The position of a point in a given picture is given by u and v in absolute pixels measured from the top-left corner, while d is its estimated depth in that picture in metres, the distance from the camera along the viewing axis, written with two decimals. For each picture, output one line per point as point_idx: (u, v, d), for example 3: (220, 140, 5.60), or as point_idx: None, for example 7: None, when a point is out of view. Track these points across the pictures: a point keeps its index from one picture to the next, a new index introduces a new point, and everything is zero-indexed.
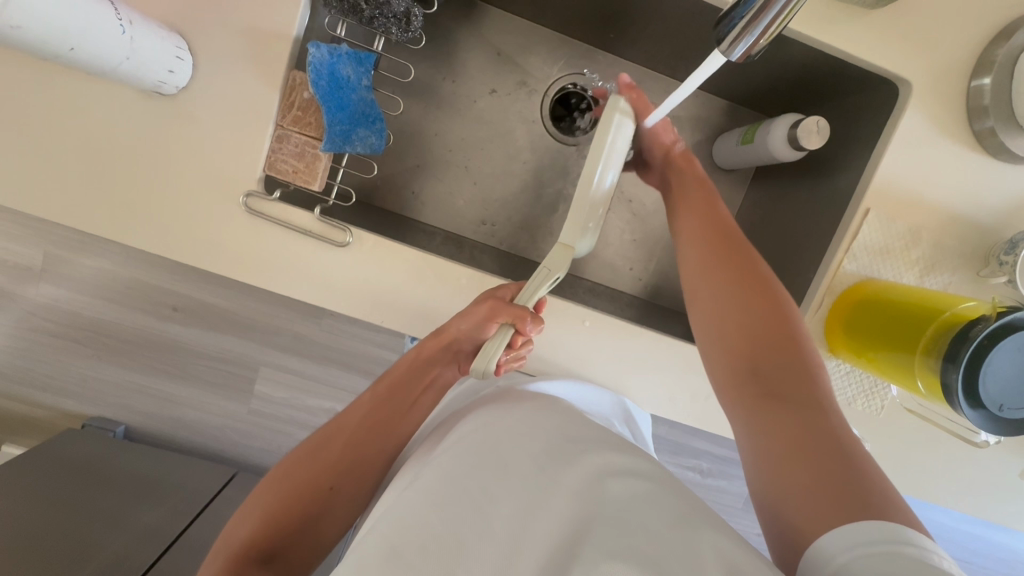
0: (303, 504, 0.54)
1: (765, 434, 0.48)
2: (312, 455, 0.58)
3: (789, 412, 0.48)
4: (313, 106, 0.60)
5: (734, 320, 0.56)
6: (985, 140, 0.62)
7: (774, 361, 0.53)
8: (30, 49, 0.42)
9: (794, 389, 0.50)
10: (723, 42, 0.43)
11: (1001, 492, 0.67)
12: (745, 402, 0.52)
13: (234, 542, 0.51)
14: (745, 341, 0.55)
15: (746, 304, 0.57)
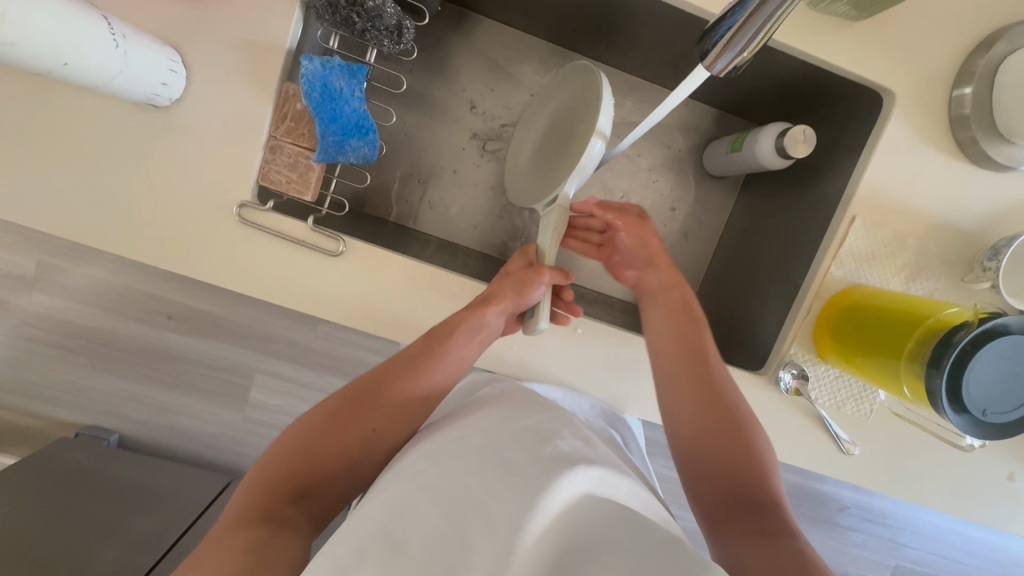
0: (340, 448, 0.56)
1: (745, 558, 0.52)
2: (350, 400, 0.58)
3: (761, 537, 0.53)
4: (306, 117, 0.61)
5: (710, 445, 0.62)
6: (967, 149, 0.63)
7: (747, 484, 0.59)
8: (25, 65, 0.42)
9: (763, 517, 0.56)
10: (708, 55, 0.44)
11: (989, 495, 0.68)
12: (728, 531, 0.56)
13: (271, 468, 0.54)
14: (718, 464, 0.60)
15: (718, 433, 0.62)
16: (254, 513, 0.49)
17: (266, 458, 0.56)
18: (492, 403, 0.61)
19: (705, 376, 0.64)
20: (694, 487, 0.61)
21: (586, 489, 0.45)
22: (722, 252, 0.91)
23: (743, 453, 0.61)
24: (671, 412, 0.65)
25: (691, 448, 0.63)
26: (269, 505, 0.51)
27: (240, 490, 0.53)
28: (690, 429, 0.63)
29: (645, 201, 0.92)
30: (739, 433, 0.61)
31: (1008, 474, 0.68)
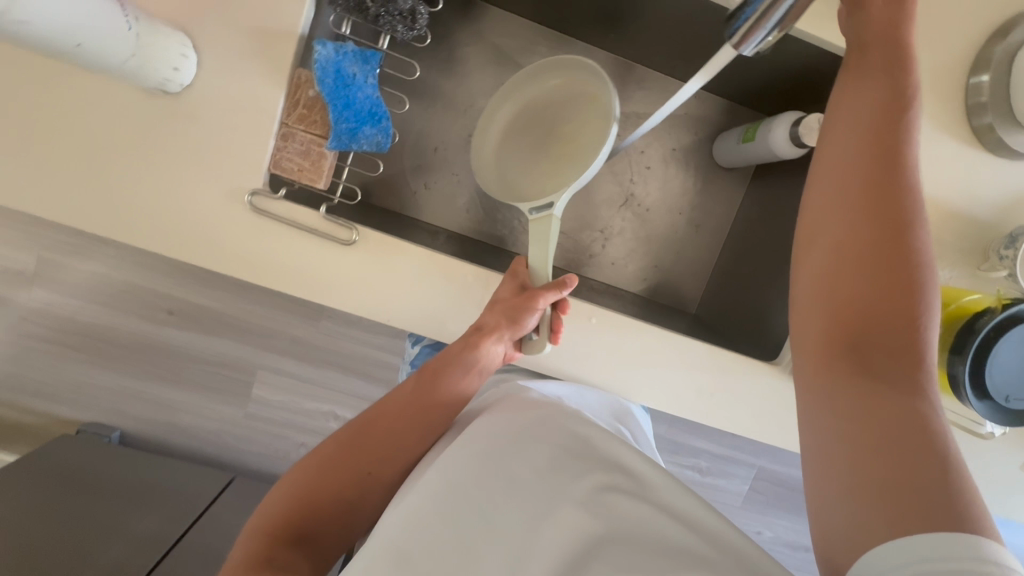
0: (339, 490, 0.54)
1: (846, 420, 0.44)
2: (347, 441, 0.57)
3: (882, 393, 0.44)
4: (318, 104, 0.60)
5: (852, 281, 0.48)
6: (983, 136, 0.63)
7: (881, 309, 0.46)
8: (37, 44, 0.41)
9: (897, 368, 0.45)
10: (734, 38, 0.43)
11: (1003, 485, 0.68)
12: (840, 368, 0.46)
13: (266, 520, 0.52)
14: (854, 312, 0.47)
15: (879, 287, 0.47)
16: (257, 558, 0.47)
17: (259, 512, 0.53)
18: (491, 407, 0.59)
19: (880, 199, 0.49)
20: (817, 325, 0.49)
21: (592, 490, 0.47)
22: (731, 244, 0.91)
23: (899, 287, 0.47)
24: (826, 222, 0.50)
25: (832, 268, 0.49)
26: (270, 550, 0.49)
27: (238, 542, 0.51)
28: (829, 250, 0.49)
29: (654, 193, 0.91)
30: (902, 267, 0.47)
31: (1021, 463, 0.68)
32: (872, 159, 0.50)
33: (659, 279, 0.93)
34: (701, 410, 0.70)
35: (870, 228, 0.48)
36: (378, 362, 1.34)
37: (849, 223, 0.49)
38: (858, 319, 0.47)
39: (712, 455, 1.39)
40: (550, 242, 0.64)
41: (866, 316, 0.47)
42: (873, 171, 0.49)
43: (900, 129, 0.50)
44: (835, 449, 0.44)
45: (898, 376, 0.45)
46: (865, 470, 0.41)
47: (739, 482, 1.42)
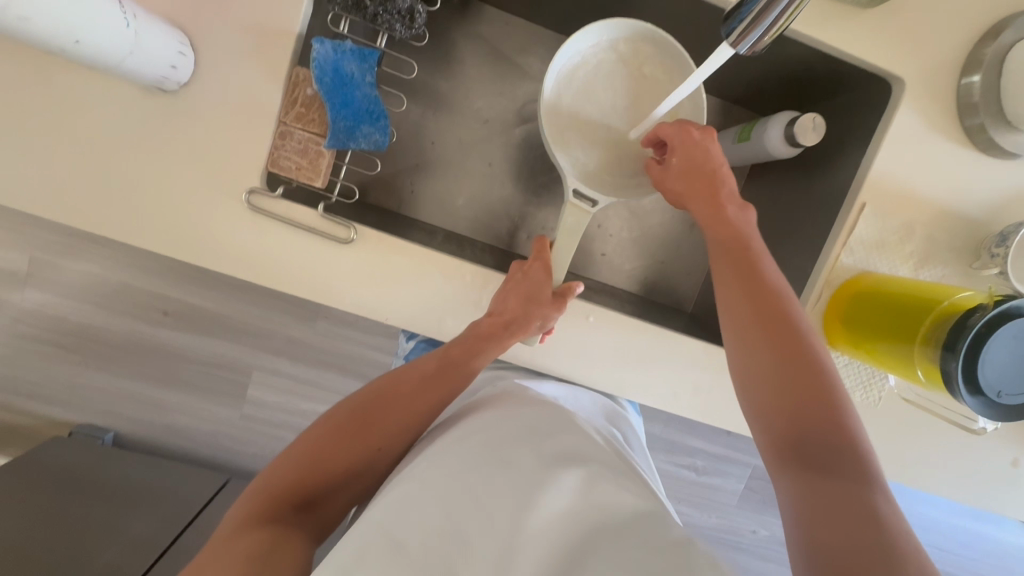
0: (347, 463, 0.55)
1: (805, 509, 0.46)
2: (358, 413, 0.57)
3: (831, 485, 0.46)
4: (316, 103, 0.60)
5: (774, 394, 0.52)
6: (975, 136, 0.64)
7: (808, 409, 0.50)
8: (35, 41, 0.41)
9: (841, 460, 0.48)
10: (730, 37, 0.44)
11: (994, 481, 0.69)
12: (793, 467, 0.49)
13: (272, 481, 0.53)
14: (789, 408, 0.51)
15: (795, 381, 0.52)
16: (258, 517, 0.49)
17: (271, 465, 0.55)
18: (486, 406, 0.61)
19: (769, 315, 0.55)
20: (769, 423, 0.52)
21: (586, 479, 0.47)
22: None
23: (816, 390, 0.51)
24: (739, 347, 0.56)
25: (757, 385, 0.53)
26: (274, 510, 0.50)
27: (245, 493, 0.53)
28: (744, 371, 0.55)
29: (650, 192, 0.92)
30: (814, 370, 0.52)
31: (1011, 460, 0.69)
32: (750, 284, 0.57)
33: (656, 278, 0.93)
34: (697, 408, 0.70)
35: (773, 343, 0.54)
36: (374, 363, 1.34)
37: (757, 343, 0.55)
38: (793, 423, 0.51)
39: (708, 455, 1.39)
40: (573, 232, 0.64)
41: (796, 418, 0.51)
42: (763, 292, 0.57)
43: (755, 253, 0.60)
44: (800, 528, 0.45)
45: (842, 467, 0.47)
46: (828, 549, 0.42)
47: (734, 481, 1.43)
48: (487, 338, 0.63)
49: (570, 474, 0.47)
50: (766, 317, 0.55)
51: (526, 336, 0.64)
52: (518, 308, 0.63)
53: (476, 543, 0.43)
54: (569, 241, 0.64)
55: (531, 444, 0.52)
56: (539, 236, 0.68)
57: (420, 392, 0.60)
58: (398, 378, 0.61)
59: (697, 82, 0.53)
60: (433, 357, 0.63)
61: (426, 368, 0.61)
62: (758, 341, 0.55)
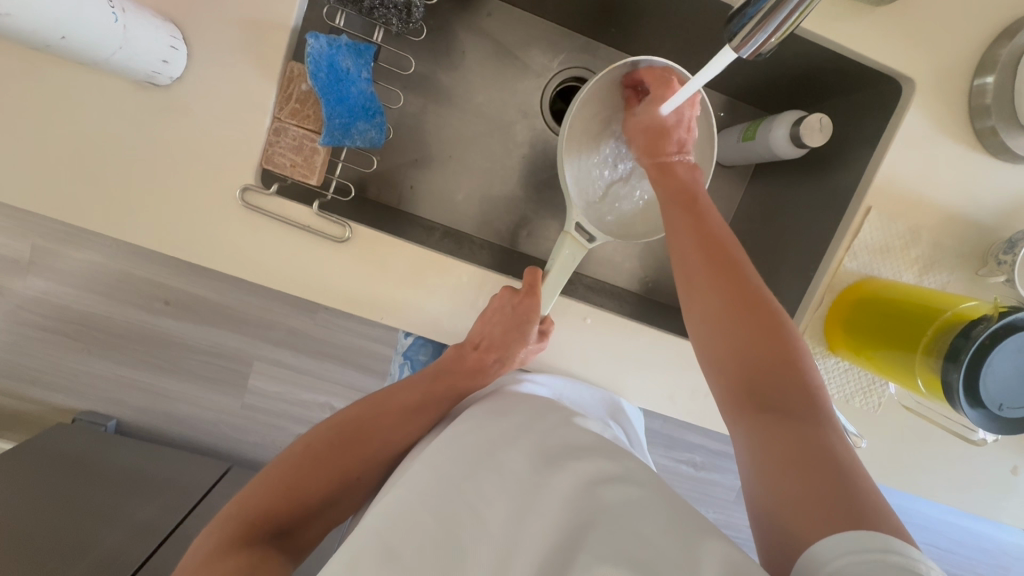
0: (325, 488, 0.56)
1: (759, 455, 0.46)
2: (337, 443, 0.58)
3: (780, 426, 0.46)
4: (311, 99, 0.59)
5: (725, 335, 0.52)
6: (985, 139, 0.62)
7: (765, 356, 0.49)
8: (18, 35, 0.40)
9: (789, 400, 0.47)
10: (734, 40, 0.42)
11: (993, 489, 0.68)
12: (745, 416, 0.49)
13: (248, 508, 0.52)
14: (735, 349, 0.51)
15: (745, 319, 0.51)
16: (239, 540, 0.49)
17: (245, 491, 0.55)
18: (483, 401, 0.62)
19: (718, 268, 0.54)
20: (720, 366, 0.52)
21: (578, 483, 0.47)
22: (730, 242, 0.90)
23: (773, 331, 0.50)
24: (692, 305, 0.54)
25: (711, 341, 0.52)
26: (254, 535, 0.50)
27: (216, 520, 0.52)
28: (701, 322, 0.54)
29: None
30: (761, 311, 0.51)
31: (1010, 467, 0.68)
32: (704, 232, 0.57)
33: (656, 277, 0.92)
34: (694, 412, 0.70)
35: (726, 296, 0.53)
36: (375, 354, 1.34)
37: (703, 294, 0.54)
38: (750, 372, 0.50)
39: (707, 450, 1.39)
40: (562, 257, 0.65)
41: (753, 368, 0.50)
42: (710, 246, 0.56)
43: (701, 199, 0.61)
44: (757, 479, 0.45)
45: (795, 409, 0.47)
46: (784, 496, 0.42)
47: (733, 477, 1.43)
48: (473, 368, 0.66)
49: (562, 479, 0.48)
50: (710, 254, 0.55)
51: (510, 361, 0.67)
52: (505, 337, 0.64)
53: (473, 549, 0.43)
54: (562, 271, 0.65)
55: (519, 445, 0.52)
56: (532, 268, 0.65)
57: (402, 420, 0.62)
58: (380, 405, 0.62)
59: (707, 80, 0.51)
60: (418, 387, 0.64)
61: (411, 398, 0.63)
62: (710, 276, 0.54)
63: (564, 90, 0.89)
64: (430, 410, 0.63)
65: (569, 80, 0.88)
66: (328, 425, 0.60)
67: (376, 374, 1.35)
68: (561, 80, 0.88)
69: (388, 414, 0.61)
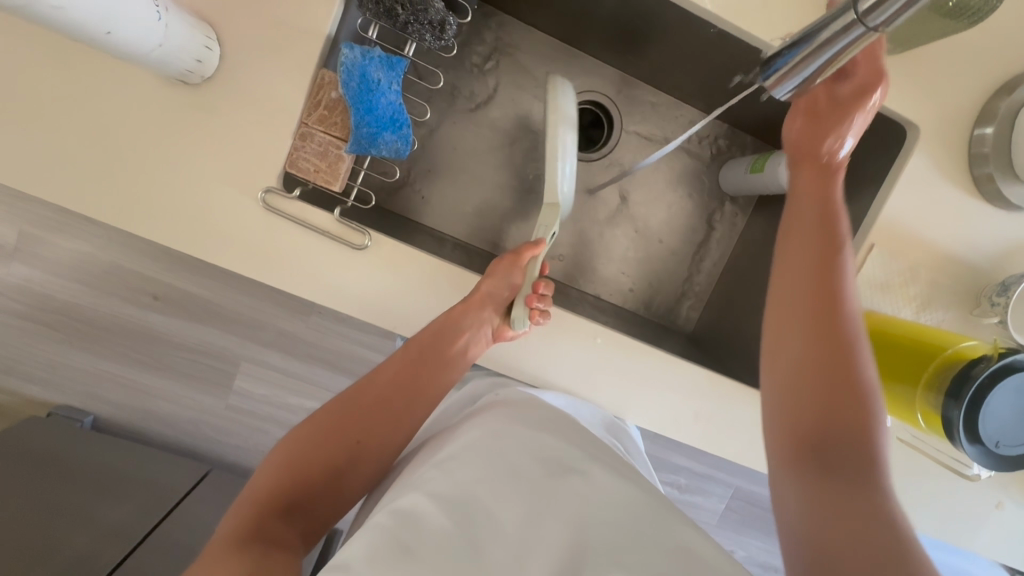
0: (328, 456, 0.58)
1: (814, 509, 0.47)
2: (339, 414, 0.61)
3: (844, 488, 0.48)
4: (340, 106, 0.59)
5: (807, 390, 0.53)
6: (983, 185, 0.65)
7: (839, 421, 0.52)
8: (67, 31, 0.40)
9: (855, 465, 0.49)
10: (770, 79, 0.45)
11: (980, 524, 0.70)
12: (807, 473, 0.50)
13: (256, 492, 0.54)
14: (805, 403, 0.53)
15: (832, 380, 0.53)
16: (247, 527, 0.50)
17: (251, 483, 0.56)
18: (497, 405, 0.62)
19: (824, 320, 0.55)
20: (794, 418, 0.53)
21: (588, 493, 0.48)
22: (733, 268, 0.92)
23: (858, 398, 0.52)
24: (790, 338, 0.56)
25: (781, 402, 0.55)
26: (261, 521, 0.51)
27: (229, 513, 0.53)
28: (775, 346, 0.57)
29: (659, 215, 0.93)
30: (850, 372, 0.53)
31: (994, 501, 0.70)
32: (818, 276, 0.57)
33: (657, 298, 0.94)
34: (695, 434, 0.71)
35: (819, 354, 0.54)
36: (367, 360, 1.33)
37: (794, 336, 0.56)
38: (819, 434, 0.52)
39: (692, 472, 1.40)
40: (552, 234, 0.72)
41: (822, 430, 0.52)
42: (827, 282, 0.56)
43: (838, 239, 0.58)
44: (807, 531, 0.47)
45: (862, 479, 0.48)
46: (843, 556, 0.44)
47: (716, 501, 1.44)
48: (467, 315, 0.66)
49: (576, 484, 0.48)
50: (822, 304, 0.56)
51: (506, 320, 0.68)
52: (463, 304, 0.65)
53: (488, 550, 0.43)
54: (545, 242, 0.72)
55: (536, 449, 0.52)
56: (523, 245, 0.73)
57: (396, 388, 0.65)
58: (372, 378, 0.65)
59: None
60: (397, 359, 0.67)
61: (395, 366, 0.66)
62: (800, 325, 0.56)
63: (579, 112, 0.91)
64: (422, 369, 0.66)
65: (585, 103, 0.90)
66: (326, 406, 0.63)
67: None
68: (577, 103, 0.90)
69: (382, 386, 0.65)
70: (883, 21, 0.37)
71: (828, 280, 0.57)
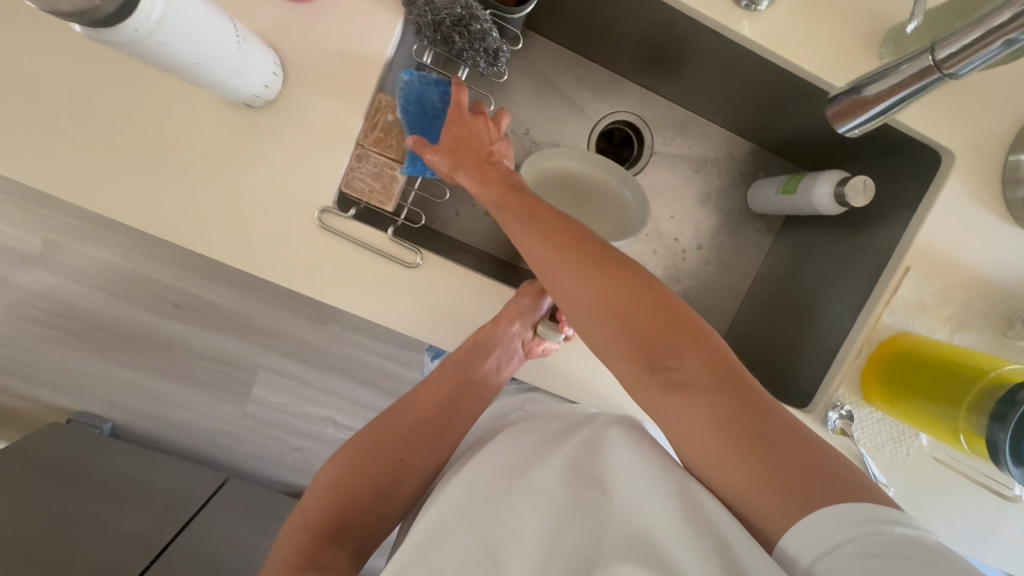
0: (374, 477, 0.57)
1: (749, 475, 0.41)
2: (381, 437, 0.62)
3: (761, 443, 0.42)
4: (396, 129, 0.61)
5: (683, 365, 0.47)
6: (1016, 209, 0.66)
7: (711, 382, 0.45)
8: (158, 62, 0.42)
9: (756, 411, 0.43)
10: (835, 115, 0.50)
11: (1013, 544, 0.70)
12: (719, 444, 0.43)
13: (305, 516, 0.53)
14: (680, 375, 0.47)
15: (671, 351, 0.49)
16: (304, 549, 0.49)
17: (300, 508, 0.55)
18: (519, 423, 0.60)
19: (633, 300, 0.51)
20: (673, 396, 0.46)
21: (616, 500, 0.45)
22: (759, 286, 0.93)
23: (698, 353, 0.48)
24: (573, 281, 0.53)
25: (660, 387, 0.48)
26: (314, 545, 0.50)
27: (281, 539, 0.51)
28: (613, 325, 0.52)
29: (689, 232, 0.92)
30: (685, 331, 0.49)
31: None
32: (575, 247, 0.54)
33: None
34: None
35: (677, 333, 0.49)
36: (385, 371, 1.34)
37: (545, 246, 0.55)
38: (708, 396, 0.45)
39: None
40: None
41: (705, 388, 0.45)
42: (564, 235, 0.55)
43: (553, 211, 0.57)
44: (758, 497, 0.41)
45: (762, 421, 0.43)
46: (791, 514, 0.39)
47: None
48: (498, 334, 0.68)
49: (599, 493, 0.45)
50: (615, 293, 0.52)
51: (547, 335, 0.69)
52: (493, 324, 0.66)
53: (509, 562, 0.42)
54: None
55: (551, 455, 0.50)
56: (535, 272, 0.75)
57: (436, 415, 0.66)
58: (409, 405, 0.66)
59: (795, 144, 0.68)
60: (433, 385, 0.68)
61: (432, 391, 0.68)
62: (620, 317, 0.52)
63: (609, 131, 0.92)
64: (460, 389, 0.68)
65: (614, 124, 0.91)
66: (366, 432, 0.63)
67: (382, 390, 1.35)
68: (607, 124, 0.91)
69: (420, 409, 0.65)
70: (956, 68, 0.42)
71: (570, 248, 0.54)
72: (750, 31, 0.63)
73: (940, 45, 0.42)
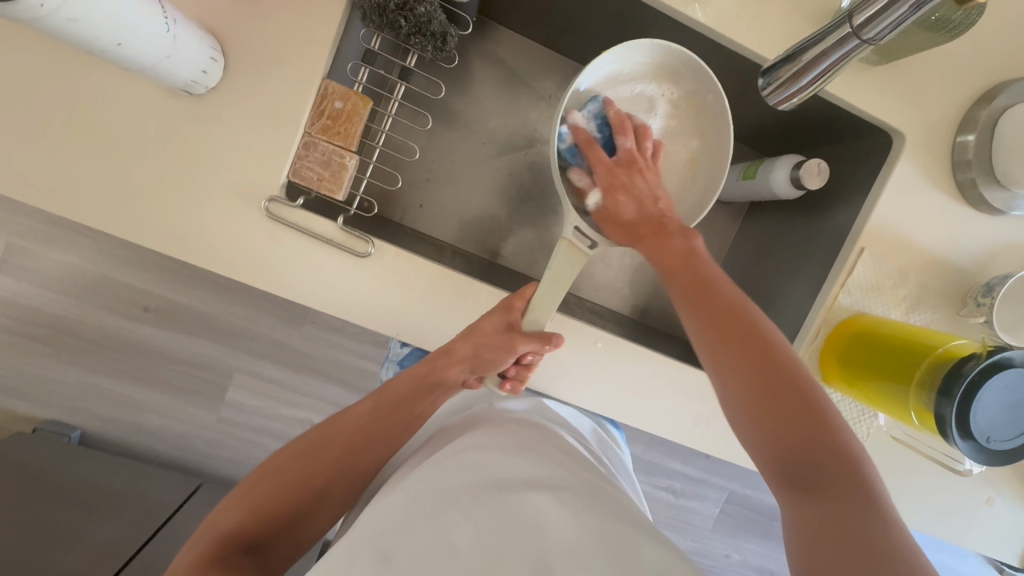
0: (292, 501, 0.55)
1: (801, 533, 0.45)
2: (306, 455, 0.58)
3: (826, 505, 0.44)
4: (343, 116, 0.57)
5: (753, 419, 0.49)
6: (966, 190, 0.67)
7: (789, 436, 0.48)
8: (77, 42, 0.40)
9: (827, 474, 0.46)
10: (767, 89, 0.52)
11: (974, 520, 0.71)
12: (790, 495, 0.47)
13: (218, 528, 0.51)
14: (761, 430, 0.49)
15: (758, 402, 0.49)
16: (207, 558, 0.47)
17: (214, 515, 0.53)
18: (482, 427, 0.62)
19: (735, 342, 0.52)
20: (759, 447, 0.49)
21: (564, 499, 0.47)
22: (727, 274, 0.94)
23: (789, 406, 0.48)
24: (691, 321, 0.55)
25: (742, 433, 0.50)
26: (222, 552, 0.48)
27: (188, 544, 0.51)
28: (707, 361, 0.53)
29: None
30: (776, 386, 0.49)
31: (986, 499, 0.72)
32: (712, 308, 0.54)
33: (652, 302, 0.96)
34: (696, 436, 0.72)
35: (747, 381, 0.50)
36: (362, 370, 1.32)
37: (694, 307, 0.55)
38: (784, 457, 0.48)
39: (687, 478, 1.41)
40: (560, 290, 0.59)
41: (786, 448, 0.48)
42: (708, 285, 0.56)
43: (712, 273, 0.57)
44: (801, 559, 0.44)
45: (835, 489, 0.45)
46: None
47: (711, 506, 1.45)
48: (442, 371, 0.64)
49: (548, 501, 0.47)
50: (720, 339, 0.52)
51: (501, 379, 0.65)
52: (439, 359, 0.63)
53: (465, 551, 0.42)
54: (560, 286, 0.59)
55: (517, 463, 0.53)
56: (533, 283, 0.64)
57: (369, 438, 0.61)
58: (342, 421, 0.61)
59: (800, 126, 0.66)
60: (369, 402, 0.63)
61: (365, 409, 0.62)
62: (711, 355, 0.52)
63: None
64: (396, 414, 0.63)
65: None
66: (295, 444, 0.59)
67: (359, 390, 1.33)
68: None
69: (350, 432, 0.60)
70: (876, 31, 0.44)
71: (716, 303, 0.54)
72: (701, 15, 0.63)
73: (856, 12, 0.44)
